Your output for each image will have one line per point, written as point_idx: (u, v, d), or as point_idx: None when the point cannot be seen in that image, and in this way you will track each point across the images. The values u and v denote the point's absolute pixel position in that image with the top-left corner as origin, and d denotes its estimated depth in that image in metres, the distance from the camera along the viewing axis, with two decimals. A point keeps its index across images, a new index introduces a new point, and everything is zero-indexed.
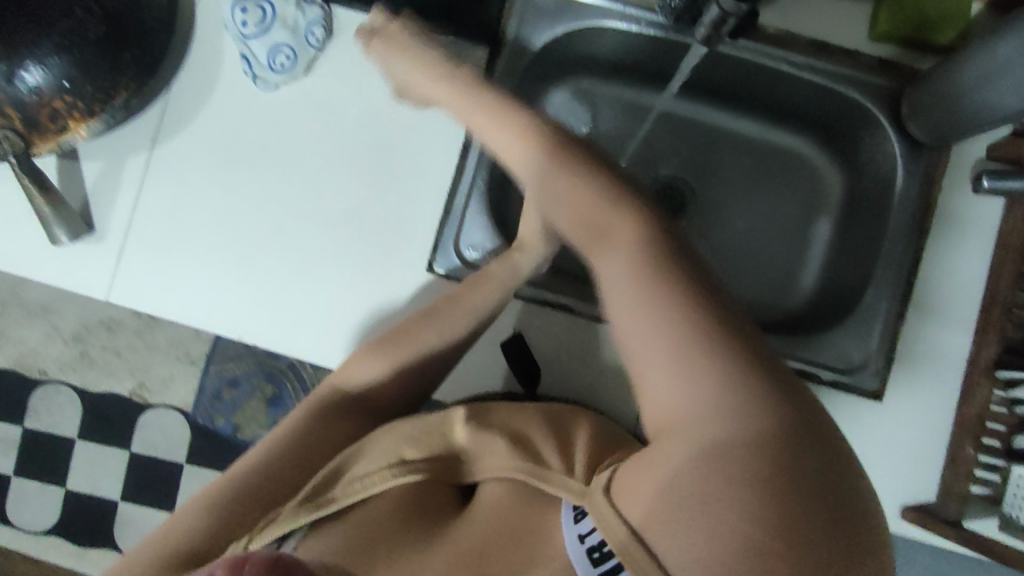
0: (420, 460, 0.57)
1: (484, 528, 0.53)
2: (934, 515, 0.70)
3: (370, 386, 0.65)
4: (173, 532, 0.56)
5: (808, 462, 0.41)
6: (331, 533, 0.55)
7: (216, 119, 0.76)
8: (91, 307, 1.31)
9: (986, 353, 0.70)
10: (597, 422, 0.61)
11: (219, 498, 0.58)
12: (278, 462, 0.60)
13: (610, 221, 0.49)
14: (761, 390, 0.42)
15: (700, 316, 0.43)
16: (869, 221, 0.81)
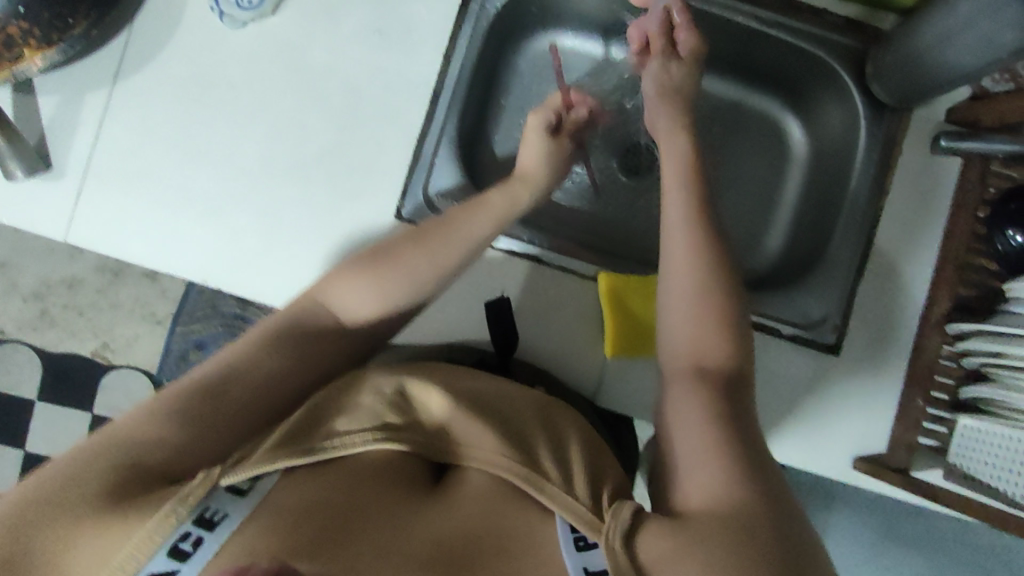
0: (402, 429, 0.54)
1: (470, 514, 0.50)
2: (884, 464, 0.72)
3: (354, 310, 0.59)
4: (132, 439, 0.50)
5: (796, 524, 0.46)
6: (307, 480, 0.51)
7: (181, 57, 0.75)
8: (52, 263, 1.28)
9: (937, 309, 0.73)
10: (584, 423, 0.60)
11: (186, 409, 0.52)
12: (248, 381, 0.54)
13: (704, 332, 0.56)
14: (756, 461, 0.48)
15: (743, 437, 0.50)
16: (832, 181, 0.83)
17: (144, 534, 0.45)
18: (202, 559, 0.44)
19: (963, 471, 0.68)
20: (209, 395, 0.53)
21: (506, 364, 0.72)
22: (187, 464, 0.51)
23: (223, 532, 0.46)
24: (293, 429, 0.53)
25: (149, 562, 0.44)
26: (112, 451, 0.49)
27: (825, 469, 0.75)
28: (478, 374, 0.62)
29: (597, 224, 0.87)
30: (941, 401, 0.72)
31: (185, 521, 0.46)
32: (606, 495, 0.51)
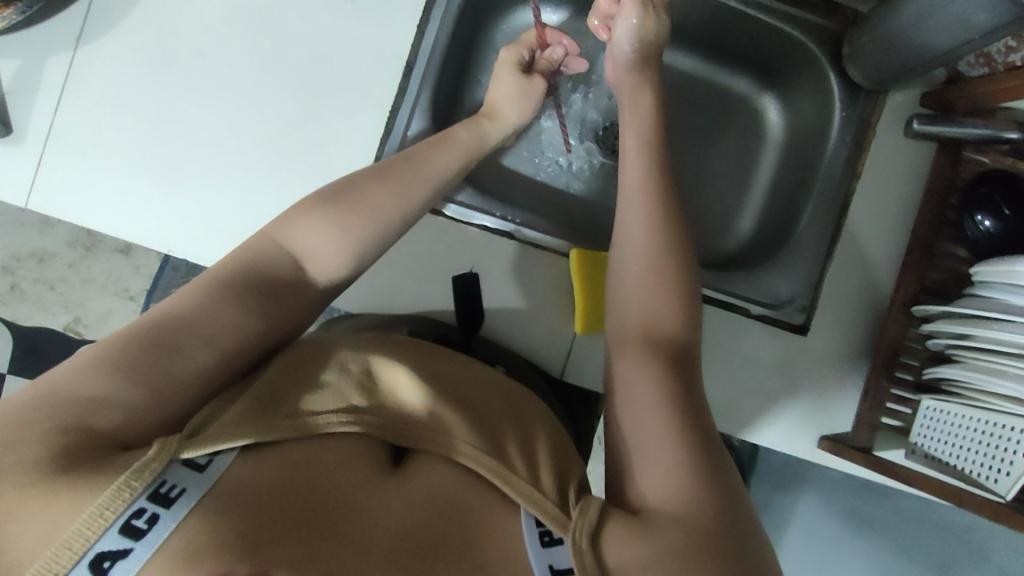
0: (369, 412, 0.50)
1: (435, 509, 0.47)
2: (849, 444, 0.73)
3: (316, 251, 0.57)
4: (70, 397, 0.44)
5: (746, 526, 0.46)
6: (268, 459, 0.46)
7: (148, 21, 0.73)
8: (22, 236, 1.25)
9: (904, 291, 0.73)
10: (546, 414, 0.58)
11: (135, 364, 0.46)
12: (207, 338, 0.49)
13: (668, 318, 0.56)
14: (715, 466, 0.48)
15: (703, 436, 0.49)
16: (804, 163, 0.83)
17: (92, 509, 0.40)
18: (158, 539, 0.40)
19: (924, 451, 0.70)
20: (160, 350, 0.47)
21: (469, 342, 0.71)
22: (133, 428, 0.45)
23: (180, 510, 0.41)
24: (252, 404, 0.48)
25: (97, 542, 0.39)
26: (49, 409, 0.43)
27: (792, 448, 0.76)
28: (441, 353, 0.59)
29: (570, 201, 0.87)
30: (906, 382, 0.73)
31: (138, 496, 0.41)
32: (573, 495, 0.48)
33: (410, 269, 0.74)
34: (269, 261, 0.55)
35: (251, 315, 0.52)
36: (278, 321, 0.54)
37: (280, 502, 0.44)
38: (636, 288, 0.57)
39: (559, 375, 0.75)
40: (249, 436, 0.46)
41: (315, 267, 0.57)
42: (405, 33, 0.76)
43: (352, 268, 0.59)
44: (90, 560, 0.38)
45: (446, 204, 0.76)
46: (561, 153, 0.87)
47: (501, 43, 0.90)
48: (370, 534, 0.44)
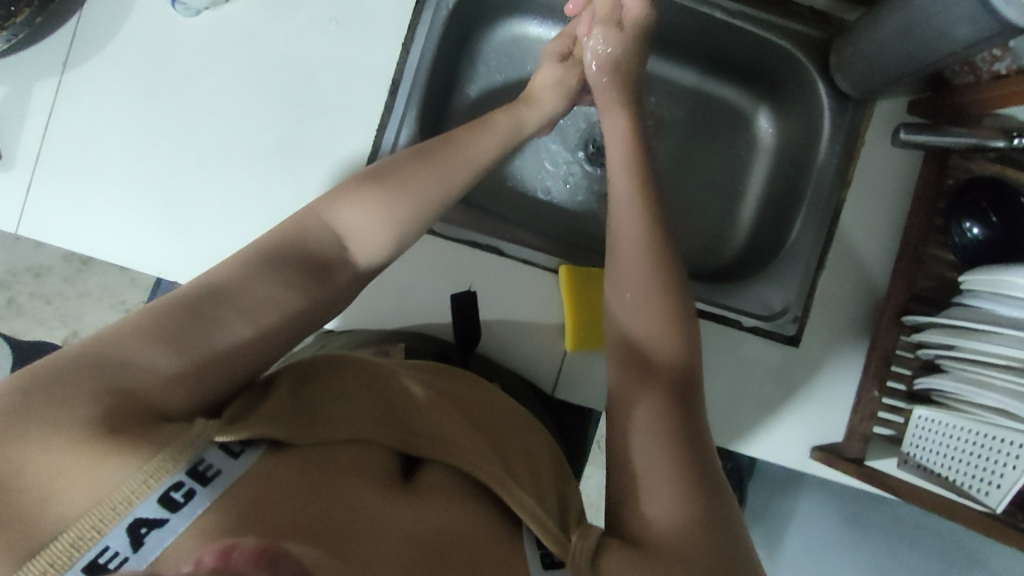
0: (380, 414, 0.46)
1: (446, 517, 0.43)
2: (840, 454, 0.73)
3: (359, 229, 0.51)
4: (111, 363, 0.40)
5: (738, 540, 0.44)
6: (291, 458, 0.42)
7: (134, 43, 0.73)
8: (17, 252, 1.25)
9: (893, 301, 0.73)
10: (550, 442, 0.58)
11: (177, 334, 0.42)
12: (250, 310, 0.45)
13: (661, 338, 0.52)
14: (709, 478, 0.46)
15: (696, 447, 0.47)
16: (794, 172, 0.83)
17: (133, 475, 0.37)
18: (193, 514, 0.37)
19: (915, 461, 0.70)
20: (202, 321, 0.43)
21: (467, 360, 0.70)
22: (179, 401, 0.41)
23: (216, 489, 0.38)
24: (275, 400, 0.44)
25: (138, 508, 0.36)
26: (98, 367, 0.39)
27: (784, 458, 0.76)
28: (443, 373, 0.57)
29: (562, 212, 0.87)
30: (898, 392, 0.73)
31: (179, 469, 0.38)
32: (574, 522, 0.47)
33: (403, 288, 0.74)
34: (311, 235, 0.50)
35: (296, 292, 0.47)
36: (322, 302, 0.49)
37: (296, 504, 0.39)
38: (640, 300, 0.54)
39: (551, 390, 0.75)
40: (275, 428, 0.42)
41: (358, 247, 0.51)
42: (392, 51, 0.77)
43: (397, 246, 0.54)
44: (129, 524, 0.36)
45: (440, 223, 0.75)
46: (565, 161, 0.88)
47: (491, 56, 0.90)
48: (381, 543, 0.39)
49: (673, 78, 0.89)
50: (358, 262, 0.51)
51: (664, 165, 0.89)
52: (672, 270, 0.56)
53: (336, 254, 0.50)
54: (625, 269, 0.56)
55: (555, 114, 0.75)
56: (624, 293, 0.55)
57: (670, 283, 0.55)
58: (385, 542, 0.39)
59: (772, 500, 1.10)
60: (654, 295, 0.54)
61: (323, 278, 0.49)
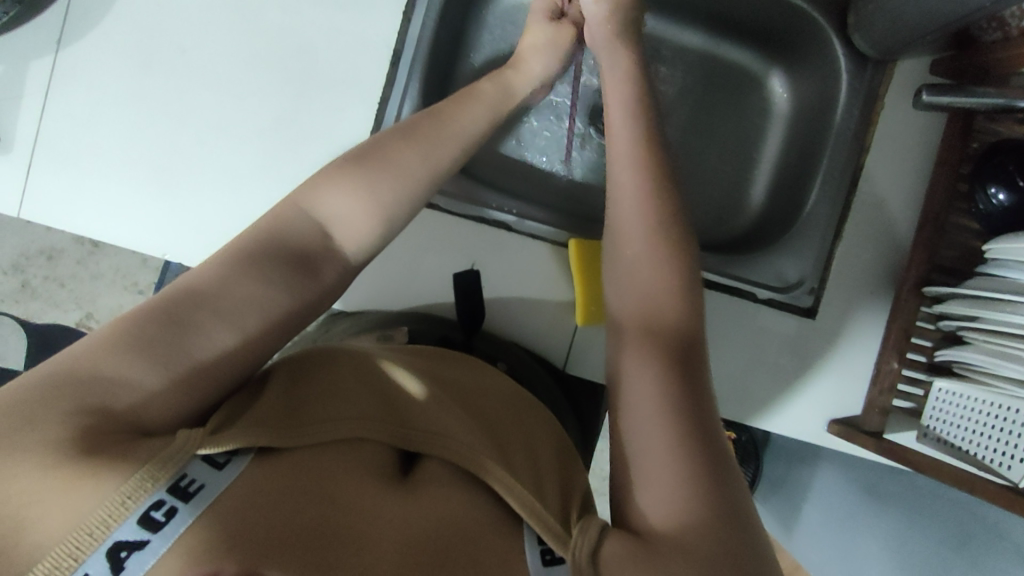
0: (377, 413, 0.46)
1: (443, 514, 0.42)
2: (858, 428, 0.72)
3: (342, 217, 0.50)
4: (90, 379, 0.38)
5: (747, 525, 0.42)
6: (281, 461, 0.41)
7: (127, 19, 0.71)
8: (28, 234, 1.25)
9: (913, 271, 0.71)
10: (555, 429, 0.57)
11: (157, 343, 0.40)
12: (232, 315, 0.43)
13: (667, 318, 0.51)
14: (717, 462, 0.44)
15: (703, 429, 0.45)
16: (810, 138, 0.80)
17: (110, 497, 0.35)
18: (175, 532, 0.35)
19: (936, 434, 0.68)
20: (183, 328, 0.41)
21: (471, 341, 0.69)
22: (162, 415, 0.40)
23: (199, 505, 0.37)
24: (269, 401, 0.44)
25: (116, 531, 0.35)
26: (69, 388, 0.37)
27: (800, 433, 0.75)
28: (440, 362, 0.57)
29: (570, 185, 0.85)
30: (918, 364, 0.71)
31: (159, 488, 0.37)
32: (575, 511, 0.46)
33: (411, 266, 0.73)
34: (291, 228, 0.48)
35: (280, 291, 0.45)
36: (311, 298, 0.47)
37: (283, 510, 0.38)
38: (644, 283, 0.53)
39: (562, 366, 0.75)
40: (266, 434, 0.41)
41: (343, 235, 0.50)
42: (392, 21, 0.74)
43: (384, 232, 0.52)
44: (108, 549, 0.34)
45: (450, 195, 0.73)
46: (555, 135, 0.85)
47: (493, 23, 0.87)
48: (375, 546, 0.38)
49: (678, 39, 0.85)
50: (346, 252, 0.50)
51: (677, 131, 0.85)
52: (682, 246, 0.54)
53: (321, 246, 0.49)
54: (634, 245, 0.54)
55: (545, 73, 0.72)
56: (630, 273, 0.54)
57: (681, 260, 0.53)
58: (379, 545, 0.39)
59: (793, 469, 1.12)
60: (665, 273, 0.53)
61: (309, 273, 0.47)
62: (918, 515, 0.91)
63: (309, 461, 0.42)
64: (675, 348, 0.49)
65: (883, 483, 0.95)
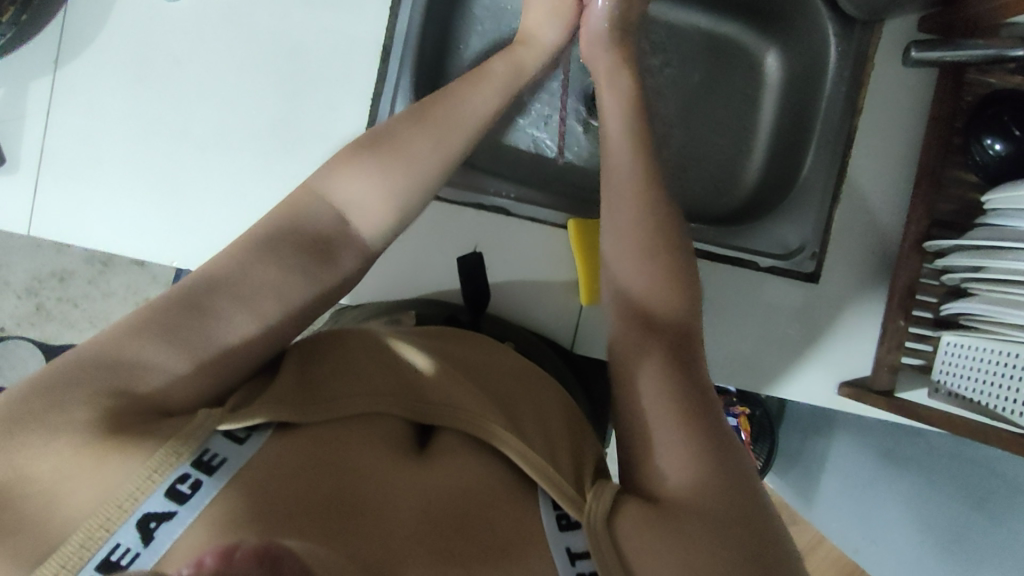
0: (390, 388, 0.46)
1: (459, 484, 0.43)
2: (868, 388, 0.72)
3: (358, 205, 0.50)
4: (116, 364, 0.40)
5: (754, 485, 0.43)
6: (299, 439, 0.42)
7: (122, 33, 0.73)
8: (41, 257, 1.27)
9: (915, 228, 0.71)
10: (567, 401, 0.57)
11: (178, 328, 0.41)
12: (247, 299, 0.44)
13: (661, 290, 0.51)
14: (713, 426, 0.45)
15: (698, 396, 0.47)
16: (802, 105, 0.80)
17: (136, 472, 0.37)
18: (201, 503, 0.37)
19: (947, 389, 0.69)
20: (202, 313, 0.42)
21: (478, 321, 0.70)
22: (184, 397, 0.41)
23: (223, 477, 0.38)
24: (283, 381, 0.44)
25: (145, 503, 0.36)
26: (95, 370, 0.39)
27: (810, 396, 0.75)
28: (449, 339, 0.57)
29: (571, 169, 0.85)
30: (924, 320, 0.72)
31: (183, 462, 0.38)
32: (588, 476, 0.47)
33: (416, 254, 0.74)
34: (310, 216, 0.49)
35: (295, 275, 0.46)
36: (325, 286, 0.48)
37: (304, 486, 0.39)
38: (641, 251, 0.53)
39: (569, 347, 0.76)
40: (282, 410, 0.42)
41: (360, 222, 0.50)
42: (379, 16, 0.75)
43: (400, 219, 0.52)
44: (137, 521, 0.35)
45: (454, 180, 0.74)
46: (558, 122, 0.85)
47: (480, 15, 0.88)
48: (392, 518, 0.39)
49: (673, 17, 0.85)
50: (366, 238, 0.50)
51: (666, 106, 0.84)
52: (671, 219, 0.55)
53: (340, 233, 0.49)
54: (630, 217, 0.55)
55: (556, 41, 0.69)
56: (624, 245, 0.54)
57: (674, 232, 0.54)
58: (397, 518, 0.40)
59: (807, 440, 1.13)
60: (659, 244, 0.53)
61: (326, 258, 0.48)
62: (934, 478, 0.91)
63: (325, 439, 0.42)
64: (666, 329, 0.50)
65: (903, 445, 0.95)
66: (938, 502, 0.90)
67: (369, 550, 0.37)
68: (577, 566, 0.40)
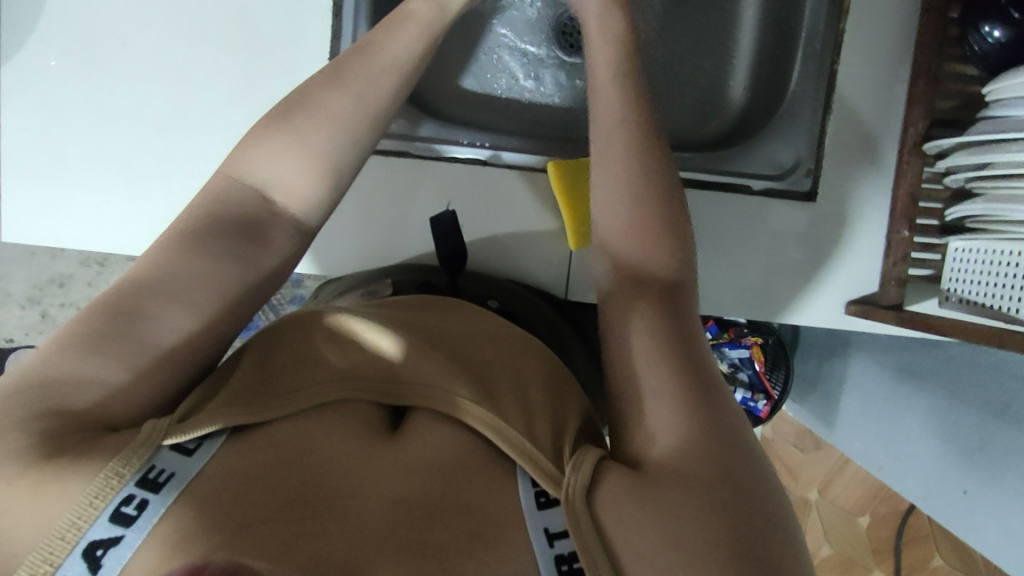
0: (357, 376, 0.47)
1: (428, 462, 0.43)
2: (876, 304, 0.70)
3: (279, 178, 0.50)
4: (52, 386, 0.40)
5: (744, 442, 0.42)
6: (256, 443, 0.42)
7: (61, 18, 0.69)
8: (37, 264, 1.19)
9: (914, 129, 0.67)
10: (553, 361, 0.55)
11: (110, 336, 0.42)
12: (183, 294, 0.44)
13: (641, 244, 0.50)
14: (702, 376, 0.44)
15: (684, 346, 0.45)
16: (786, 13, 0.75)
17: (78, 499, 0.37)
18: (148, 524, 0.37)
19: (957, 296, 0.66)
20: (133, 317, 0.43)
21: (455, 282, 0.68)
22: (124, 411, 0.42)
23: (170, 494, 0.39)
24: (239, 380, 0.45)
25: (88, 531, 0.36)
26: (24, 396, 0.39)
27: (816, 318, 0.73)
28: (425, 309, 0.57)
29: (538, 108, 0.81)
30: (931, 228, 0.69)
31: (127, 483, 0.38)
32: (568, 445, 0.45)
33: (396, 218, 0.72)
34: (229, 198, 0.49)
35: (227, 263, 0.46)
36: (264, 269, 0.48)
37: (265, 486, 0.40)
38: (615, 201, 0.52)
39: (563, 295, 0.75)
40: (233, 413, 0.43)
41: (285, 197, 0.50)
42: None
43: (336, 188, 0.52)
44: (84, 550, 0.36)
45: (412, 141, 0.73)
46: (517, 59, 0.81)
47: None
48: (361, 511, 0.40)
49: None
50: (294, 212, 0.51)
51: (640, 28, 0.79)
52: (643, 154, 0.53)
53: (265, 211, 0.50)
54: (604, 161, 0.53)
55: None
56: (601, 198, 0.53)
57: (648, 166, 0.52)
58: (366, 511, 0.40)
59: (825, 362, 1.12)
60: (637, 187, 0.51)
61: (257, 241, 0.48)
62: (950, 390, 0.88)
63: (291, 435, 0.43)
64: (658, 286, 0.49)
65: (918, 359, 0.93)
66: (952, 412, 0.88)
67: (336, 549, 0.37)
68: (556, 547, 0.39)
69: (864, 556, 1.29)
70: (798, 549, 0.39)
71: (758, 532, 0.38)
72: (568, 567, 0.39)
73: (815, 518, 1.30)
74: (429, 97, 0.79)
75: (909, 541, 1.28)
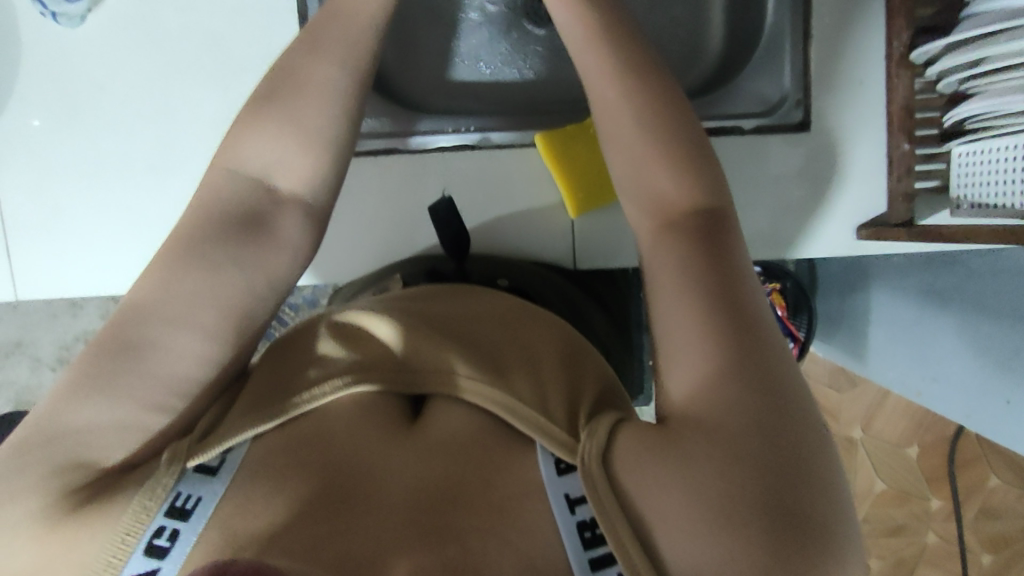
0: (367, 369, 0.49)
1: (444, 445, 0.45)
2: (886, 223, 0.69)
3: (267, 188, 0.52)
4: (71, 433, 0.43)
5: (783, 367, 0.40)
6: (277, 456, 0.45)
7: (40, 74, 0.70)
8: (61, 324, 1.20)
9: (899, 42, 0.65)
10: (564, 334, 0.56)
11: (114, 375, 0.44)
12: (179, 318, 0.46)
13: None
14: (754, 308, 0.42)
15: (735, 282, 0.43)
16: None
17: (115, 539, 0.41)
18: (181, 554, 0.41)
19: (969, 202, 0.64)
20: (133, 348, 0.45)
21: (463, 266, 0.70)
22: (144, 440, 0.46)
23: (199, 520, 0.42)
24: (257, 387, 0.49)
25: (127, 566, 0.41)
26: (41, 437, 0.43)
27: (832, 248, 0.72)
28: (425, 295, 0.58)
29: (527, 84, 0.80)
30: (930, 138, 0.68)
31: (156, 515, 0.42)
32: (583, 415, 0.47)
33: (393, 214, 0.71)
34: (223, 202, 0.50)
35: (228, 269, 0.48)
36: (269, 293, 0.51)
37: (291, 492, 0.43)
38: (675, 137, 0.49)
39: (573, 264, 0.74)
40: (252, 417, 0.46)
41: (287, 180, 0.52)
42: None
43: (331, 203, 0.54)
44: None
45: (403, 139, 0.73)
46: (494, 37, 0.80)
47: None
48: (387, 500, 0.42)
49: None
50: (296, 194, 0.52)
51: None
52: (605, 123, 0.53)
53: (264, 201, 0.51)
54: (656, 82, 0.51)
55: None
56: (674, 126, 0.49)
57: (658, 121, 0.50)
58: (392, 497, 0.42)
59: (841, 302, 1.10)
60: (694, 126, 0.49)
61: (261, 234, 0.50)
62: (976, 312, 0.86)
63: (314, 445, 0.46)
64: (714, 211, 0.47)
65: (943, 279, 0.90)
66: (974, 332, 0.87)
67: (364, 542, 0.40)
68: (577, 513, 0.41)
69: (919, 487, 1.28)
70: (830, 469, 0.39)
71: (786, 463, 0.37)
72: (590, 532, 0.41)
73: (862, 456, 1.29)
74: (409, 95, 0.79)
75: (961, 466, 1.26)
